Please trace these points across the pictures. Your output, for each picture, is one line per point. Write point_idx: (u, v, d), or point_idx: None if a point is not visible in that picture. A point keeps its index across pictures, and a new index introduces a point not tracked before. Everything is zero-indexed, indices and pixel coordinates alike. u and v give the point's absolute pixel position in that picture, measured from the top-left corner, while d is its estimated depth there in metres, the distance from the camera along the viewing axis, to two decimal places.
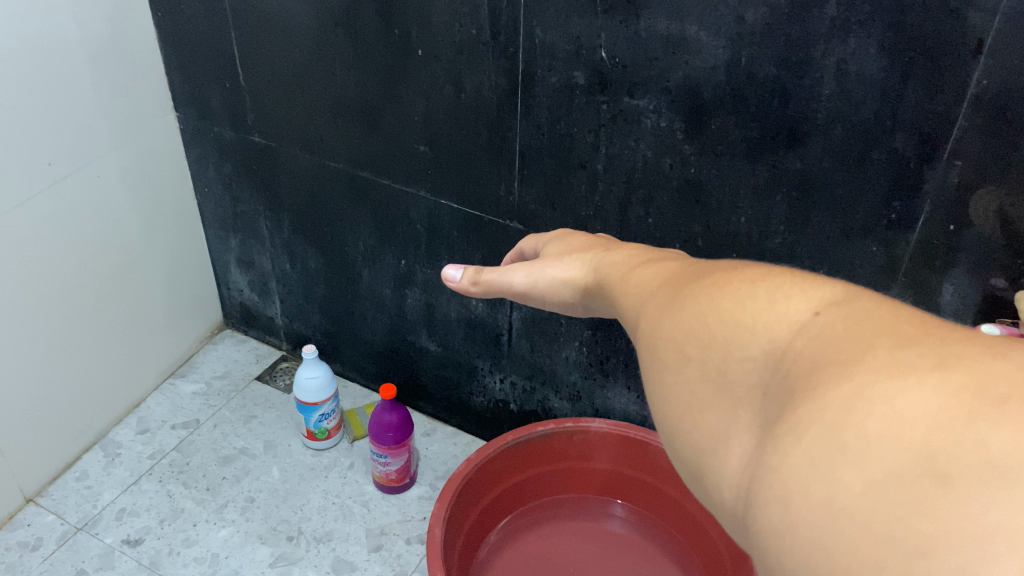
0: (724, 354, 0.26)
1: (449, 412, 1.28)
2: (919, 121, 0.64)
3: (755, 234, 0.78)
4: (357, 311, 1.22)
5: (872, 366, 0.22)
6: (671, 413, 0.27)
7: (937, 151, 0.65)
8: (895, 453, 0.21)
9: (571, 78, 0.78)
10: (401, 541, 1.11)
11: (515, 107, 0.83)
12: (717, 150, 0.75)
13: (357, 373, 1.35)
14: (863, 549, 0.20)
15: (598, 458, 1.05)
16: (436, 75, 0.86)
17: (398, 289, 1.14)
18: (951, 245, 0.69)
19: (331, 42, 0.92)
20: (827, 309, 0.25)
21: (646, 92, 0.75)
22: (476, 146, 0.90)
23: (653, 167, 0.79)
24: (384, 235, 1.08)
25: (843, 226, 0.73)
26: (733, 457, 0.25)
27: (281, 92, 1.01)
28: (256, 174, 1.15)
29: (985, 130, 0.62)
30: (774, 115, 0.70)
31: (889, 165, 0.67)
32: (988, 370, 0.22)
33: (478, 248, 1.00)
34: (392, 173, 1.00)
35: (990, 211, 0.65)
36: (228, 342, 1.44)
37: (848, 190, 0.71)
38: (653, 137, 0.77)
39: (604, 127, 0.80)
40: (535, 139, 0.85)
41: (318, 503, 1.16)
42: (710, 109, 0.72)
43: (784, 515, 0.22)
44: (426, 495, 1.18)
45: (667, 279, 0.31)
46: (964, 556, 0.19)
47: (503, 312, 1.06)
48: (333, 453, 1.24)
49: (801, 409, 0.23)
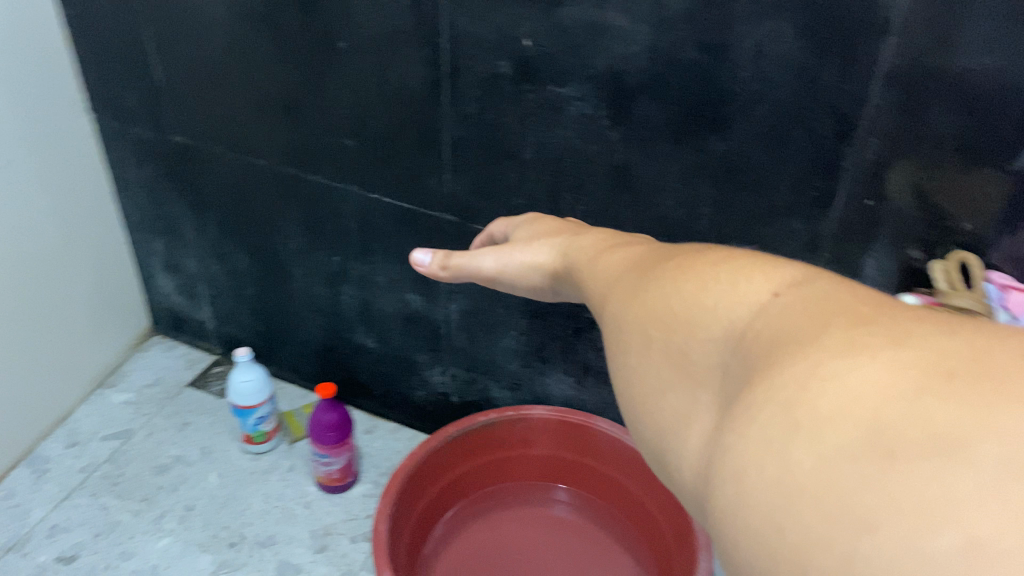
0: (686, 337, 0.28)
1: (389, 407, 1.28)
2: (837, 102, 0.66)
3: (683, 217, 0.80)
4: (290, 309, 1.20)
5: (825, 347, 0.23)
6: (634, 395, 0.30)
7: (854, 127, 0.67)
8: (843, 427, 0.21)
9: (495, 67, 0.78)
10: (346, 541, 1.10)
11: (441, 98, 0.83)
12: (643, 135, 0.76)
13: (292, 372, 1.33)
14: (815, 519, 0.21)
15: (538, 445, 1.05)
16: (362, 69, 0.85)
17: (331, 285, 1.12)
18: (870, 221, 0.71)
19: (252, 36, 0.90)
20: (786, 291, 0.27)
21: (570, 80, 0.75)
22: (403, 138, 0.89)
23: (581, 152, 0.80)
24: (315, 231, 1.06)
25: (762, 207, 0.75)
26: (693, 431, 0.27)
27: (201, 87, 0.98)
28: (179, 173, 1.11)
29: (896, 108, 0.64)
30: (694, 95, 0.71)
31: (805, 143, 0.69)
32: (942, 346, 0.22)
33: (410, 241, 0.99)
34: (319, 171, 0.98)
35: (906, 188, 0.68)
36: (158, 349, 1.41)
37: (770, 172, 0.73)
38: (578, 124, 0.78)
39: (531, 116, 0.80)
40: (463, 130, 0.85)
41: (259, 508, 1.14)
42: (634, 94, 0.73)
43: (737, 486, 0.23)
44: (370, 494, 1.18)
45: (633, 265, 0.34)
46: (907, 520, 0.19)
47: (441, 305, 1.05)
48: (273, 456, 1.22)
49: (754, 390, 0.24)
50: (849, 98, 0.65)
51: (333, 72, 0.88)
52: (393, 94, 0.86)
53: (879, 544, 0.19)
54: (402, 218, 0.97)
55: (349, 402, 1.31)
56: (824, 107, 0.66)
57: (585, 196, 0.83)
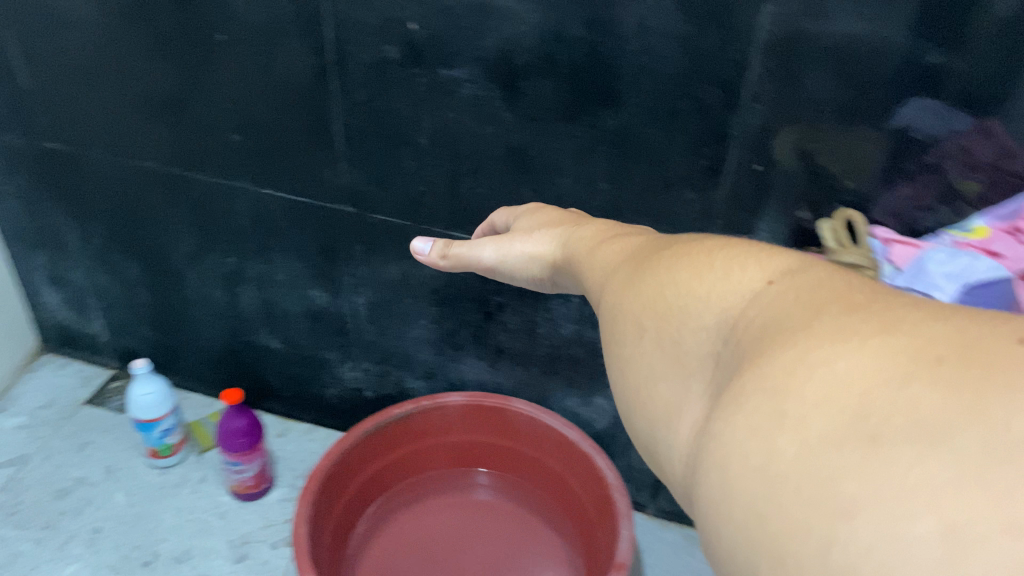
0: (678, 326, 0.28)
1: (302, 408, 1.24)
2: (721, 72, 0.67)
3: (581, 196, 0.79)
4: (188, 315, 1.15)
5: (818, 333, 0.23)
6: (630, 385, 0.30)
7: (739, 95, 0.67)
8: (828, 414, 0.21)
9: (383, 52, 0.75)
10: (266, 547, 1.07)
11: (329, 85, 0.80)
12: (535, 115, 0.75)
13: (195, 380, 1.27)
14: (794, 507, 0.20)
15: (456, 430, 1.04)
16: (243, 59, 0.81)
17: (230, 287, 1.08)
18: (762, 187, 0.73)
19: (120, 29, 0.84)
20: (780, 279, 0.26)
21: (461, 62, 0.73)
22: (293, 129, 0.85)
23: (474, 136, 0.78)
24: (208, 232, 1.01)
25: (658, 181, 0.76)
26: (686, 420, 0.26)
27: (70, 87, 0.92)
28: (53, 181, 1.04)
29: (776, 73, 0.65)
30: (581, 72, 0.70)
31: (693, 115, 0.70)
32: (932, 330, 0.21)
33: (310, 236, 0.96)
34: (205, 169, 0.94)
35: (792, 150, 0.70)
36: (48, 368, 1.33)
37: (662, 143, 0.73)
38: (470, 108, 0.76)
39: (424, 101, 0.78)
40: (356, 117, 0.82)
41: (172, 523, 1.09)
42: (522, 73, 0.72)
43: (724, 472, 0.23)
44: (289, 497, 1.14)
45: (634, 255, 0.35)
46: (885, 507, 0.18)
47: (347, 299, 1.02)
48: (182, 469, 1.17)
49: (743, 377, 0.24)
50: (727, 65, 0.66)
51: (212, 65, 0.83)
52: (279, 84, 0.82)
53: (857, 532, 0.18)
54: (300, 212, 0.93)
55: (259, 405, 1.27)
56: (705, 77, 0.67)
57: (485, 178, 0.82)
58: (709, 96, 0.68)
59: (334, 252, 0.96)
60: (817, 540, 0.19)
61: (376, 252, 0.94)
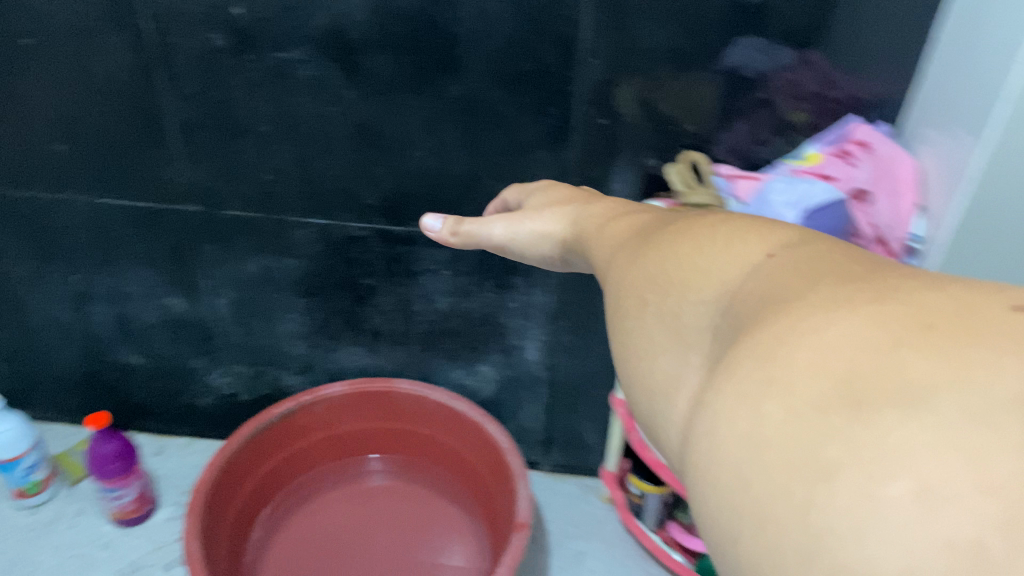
0: (673, 297, 0.25)
1: (176, 424, 1.18)
2: (555, 29, 0.68)
3: (433, 171, 0.79)
4: (36, 344, 1.07)
5: (815, 301, 0.20)
6: (628, 361, 0.26)
7: (575, 49, 0.69)
8: (812, 383, 0.18)
9: (211, 40, 0.72)
10: (159, 570, 1.02)
11: (157, 82, 0.76)
12: (376, 92, 0.74)
13: (54, 412, 1.19)
14: (771, 484, 0.17)
15: (341, 420, 1.02)
16: (58, 63, 0.76)
17: (78, 307, 1.01)
18: (609, 140, 0.74)
19: None
20: (780, 253, 0.24)
21: (296, 42, 0.71)
22: (123, 133, 0.80)
23: (316, 118, 0.77)
24: (43, 253, 0.95)
25: (506, 147, 0.76)
26: (679, 392, 0.23)
27: None
28: None
29: (606, 23, 0.67)
30: (416, 42, 0.70)
31: (530, 75, 0.71)
32: (930, 299, 0.19)
33: (157, 244, 0.91)
34: (29, 186, 0.87)
35: (634, 102, 0.71)
36: None
37: (504, 106, 0.73)
38: (309, 90, 0.75)
39: (263, 86, 0.75)
40: (191, 113, 0.78)
41: (51, 562, 1.02)
42: (359, 50, 0.71)
43: (712, 438, 0.19)
44: (176, 516, 1.09)
45: (639, 233, 0.32)
46: (864, 477, 0.16)
47: (208, 304, 0.98)
48: (54, 507, 1.10)
49: (738, 344, 0.21)
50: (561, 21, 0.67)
51: (21, 72, 0.77)
52: (98, 83, 0.77)
53: (834, 505, 0.16)
54: (144, 220, 0.88)
55: (129, 427, 1.20)
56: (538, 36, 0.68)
57: (334, 161, 0.80)
58: (543, 53, 0.69)
59: (187, 258, 0.92)
60: (797, 515, 0.17)
61: (229, 251, 0.90)
